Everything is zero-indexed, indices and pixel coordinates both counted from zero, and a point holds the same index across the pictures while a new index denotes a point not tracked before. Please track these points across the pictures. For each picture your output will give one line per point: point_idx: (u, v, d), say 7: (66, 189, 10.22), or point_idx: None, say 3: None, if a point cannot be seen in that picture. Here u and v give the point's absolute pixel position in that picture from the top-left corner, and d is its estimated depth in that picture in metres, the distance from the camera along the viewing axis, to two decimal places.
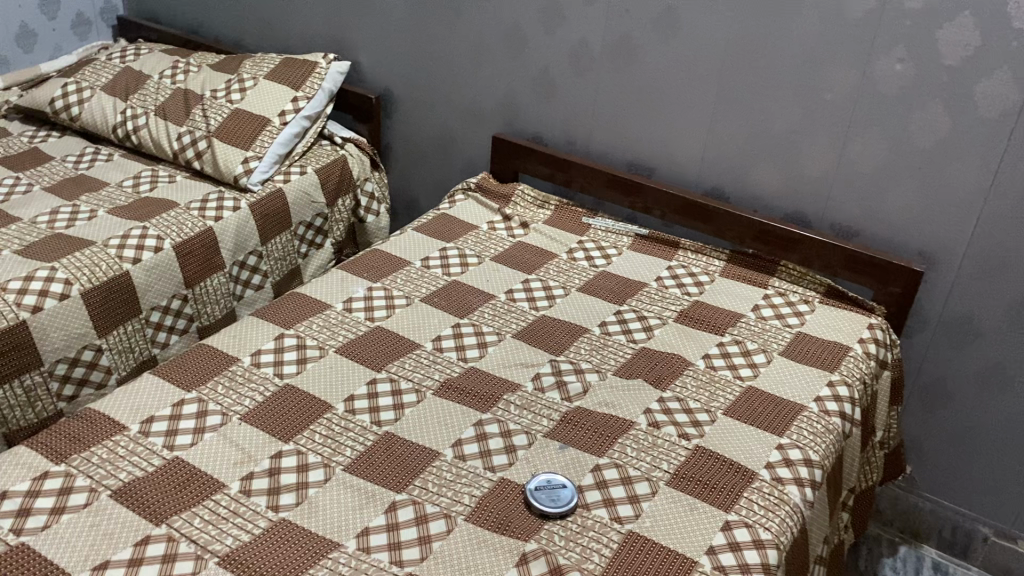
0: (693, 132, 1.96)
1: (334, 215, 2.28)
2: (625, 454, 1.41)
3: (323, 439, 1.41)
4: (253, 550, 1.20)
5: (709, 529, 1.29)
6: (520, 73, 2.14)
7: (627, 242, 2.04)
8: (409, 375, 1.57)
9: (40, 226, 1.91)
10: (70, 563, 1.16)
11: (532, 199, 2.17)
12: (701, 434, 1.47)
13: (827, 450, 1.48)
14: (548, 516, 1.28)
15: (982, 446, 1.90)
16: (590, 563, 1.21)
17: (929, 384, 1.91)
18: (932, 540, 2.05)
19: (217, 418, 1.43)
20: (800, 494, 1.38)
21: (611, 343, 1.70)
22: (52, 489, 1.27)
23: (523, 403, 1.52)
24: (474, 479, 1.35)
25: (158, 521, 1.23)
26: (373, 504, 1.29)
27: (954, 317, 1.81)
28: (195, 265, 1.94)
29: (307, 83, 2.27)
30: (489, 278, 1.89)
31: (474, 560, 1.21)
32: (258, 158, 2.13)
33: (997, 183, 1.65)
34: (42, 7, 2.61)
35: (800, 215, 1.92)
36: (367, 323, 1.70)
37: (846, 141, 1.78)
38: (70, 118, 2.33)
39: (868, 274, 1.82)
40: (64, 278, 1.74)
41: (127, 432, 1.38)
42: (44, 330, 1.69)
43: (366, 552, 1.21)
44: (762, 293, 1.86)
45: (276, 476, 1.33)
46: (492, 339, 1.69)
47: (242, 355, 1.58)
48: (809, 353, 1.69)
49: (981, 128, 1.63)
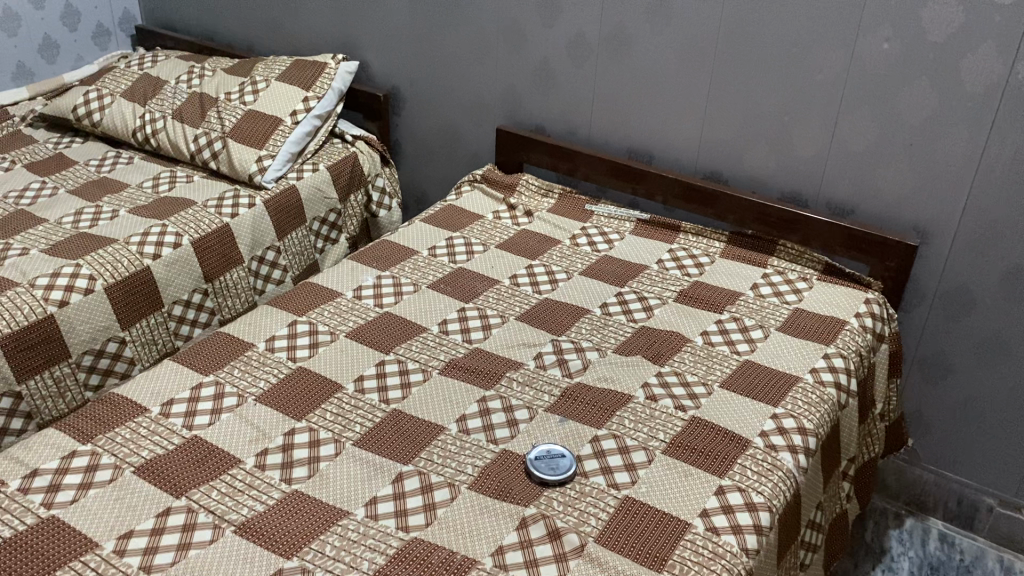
0: (690, 117, 2.01)
1: (347, 210, 2.36)
2: (623, 426, 1.47)
3: (334, 416, 1.48)
4: (268, 520, 1.27)
5: (703, 493, 1.34)
6: (521, 66, 2.20)
7: (629, 227, 2.09)
8: (416, 356, 1.63)
9: (66, 226, 2.00)
10: (97, 533, 1.24)
11: (536, 188, 2.23)
12: (697, 405, 1.52)
13: (821, 419, 1.52)
14: (547, 484, 1.34)
15: (983, 417, 1.93)
16: (587, 525, 1.27)
17: (928, 357, 1.94)
18: (939, 512, 2.08)
19: (233, 400, 1.50)
20: (793, 461, 1.43)
21: (611, 322, 1.75)
22: (80, 467, 1.35)
23: (525, 380, 1.58)
24: (478, 451, 1.41)
25: (179, 493, 1.31)
26: (381, 475, 1.36)
27: (950, 289, 1.85)
28: (213, 260, 2.02)
29: (317, 83, 2.35)
30: (494, 264, 1.95)
31: (477, 524, 1.27)
32: (271, 156, 2.22)
33: (986, 156, 1.69)
34: (63, 19, 2.71)
35: (797, 195, 1.96)
36: (376, 309, 1.77)
37: (837, 121, 1.83)
38: (92, 124, 2.42)
39: (864, 250, 1.86)
40: (88, 274, 1.83)
41: (149, 414, 1.46)
42: (71, 323, 1.78)
43: (374, 519, 1.28)
44: (761, 272, 1.91)
45: (289, 452, 1.40)
46: (496, 321, 1.75)
47: (257, 341, 1.66)
48: (807, 328, 1.73)
49: (968, 103, 1.67)
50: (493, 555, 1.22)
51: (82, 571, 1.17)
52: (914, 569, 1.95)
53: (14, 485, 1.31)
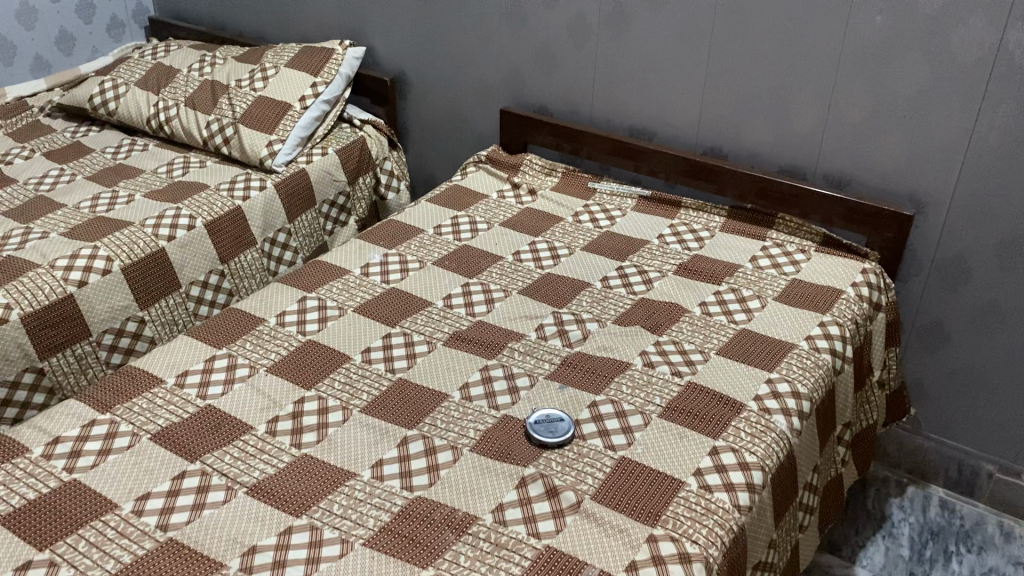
0: (689, 94, 2.04)
1: (356, 193, 2.41)
2: (621, 392, 1.51)
3: (342, 385, 1.54)
4: (278, 481, 1.33)
5: (697, 454, 1.38)
6: (524, 48, 2.24)
7: (630, 204, 2.13)
8: (421, 329, 1.69)
9: (83, 210, 2.07)
10: (117, 495, 1.30)
11: (539, 167, 2.27)
12: (694, 371, 1.56)
13: (815, 383, 1.56)
14: (547, 446, 1.39)
15: (981, 384, 1.96)
16: (584, 484, 1.32)
17: (926, 327, 1.97)
18: (939, 480, 2.11)
19: (245, 370, 1.56)
20: (786, 423, 1.47)
21: (611, 295, 1.79)
22: (99, 434, 1.41)
23: (526, 350, 1.63)
24: (480, 416, 1.46)
25: (193, 458, 1.37)
26: (386, 439, 1.41)
27: (947, 259, 1.87)
28: (227, 242, 2.08)
29: (325, 69, 2.40)
30: (498, 241, 2.00)
31: (477, 483, 1.32)
32: (281, 141, 2.27)
33: (978, 126, 1.72)
34: (78, 12, 2.78)
35: (795, 168, 1.99)
36: (383, 285, 1.83)
37: (833, 94, 1.86)
38: (108, 113, 2.49)
39: (860, 221, 1.89)
40: (106, 256, 1.89)
41: (165, 384, 1.53)
42: (90, 302, 1.84)
43: (379, 480, 1.33)
44: (760, 245, 1.94)
45: (299, 419, 1.45)
46: (499, 295, 1.80)
47: (268, 316, 1.71)
48: (803, 297, 1.77)
49: (960, 73, 1.69)
50: (493, 512, 1.27)
51: (103, 529, 1.24)
52: (914, 535, 1.99)
53: (37, 452, 1.37)
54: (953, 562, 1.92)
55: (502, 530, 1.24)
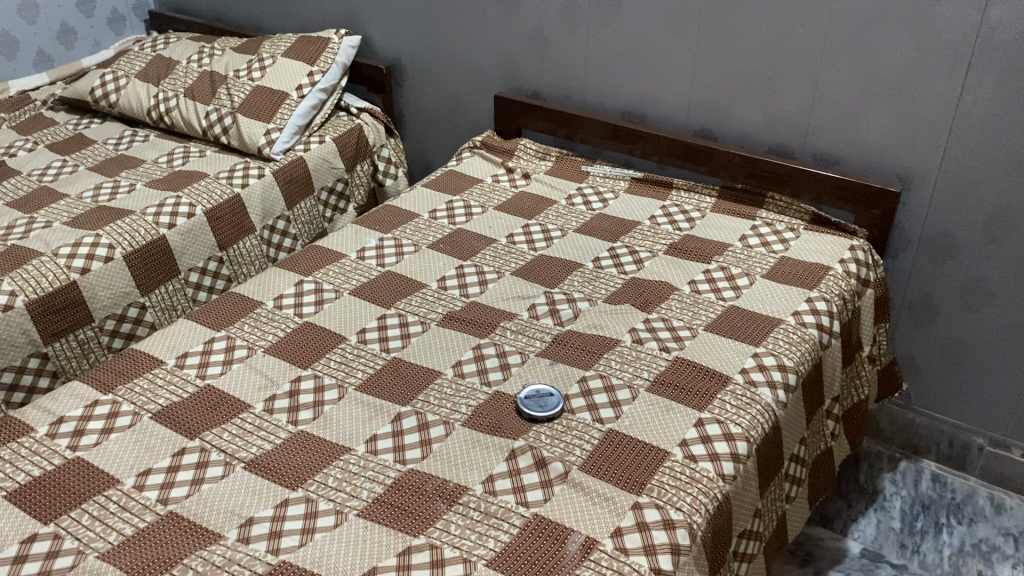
0: (679, 76, 2.07)
1: (354, 180, 2.44)
2: (610, 367, 1.54)
3: (338, 364, 1.57)
4: (275, 457, 1.37)
5: (683, 426, 1.41)
6: (517, 34, 2.27)
7: (623, 186, 2.16)
8: (415, 310, 1.72)
9: (86, 200, 2.11)
10: (119, 471, 1.34)
11: (534, 152, 2.30)
12: (682, 347, 1.59)
13: (802, 357, 1.59)
14: (537, 420, 1.43)
15: (971, 359, 1.99)
16: (572, 455, 1.36)
17: (916, 303, 2.00)
18: (932, 454, 2.13)
19: (243, 351, 1.60)
20: (772, 395, 1.50)
21: (603, 275, 1.83)
22: (101, 414, 1.45)
23: (518, 329, 1.66)
24: (472, 393, 1.50)
25: (192, 435, 1.41)
26: (381, 415, 1.45)
27: (934, 235, 1.90)
28: (226, 229, 2.12)
29: (322, 58, 2.43)
30: (492, 224, 2.03)
31: (468, 456, 1.36)
32: (279, 129, 2.31)
33: (962, 103, 1.74)
34: (79, 6, 2.82)
35: (784, 148, 2.01)
36: (378, 269, 1.86)
37: (820, 74, 1.88)
38: (109, 105, 2.53)
39: (848, 199, 1.92)
40: (108, 244, 1.93)
41: (165, 365, 1.57)
42: (93, 289, 1.89)
43: (373, 453, 1.37)
44: (751, 224, 1.97)
45: (295, 397, 1.49)
46: (492, 276, 1.83)
47: (266, 299, 1.75)
48: (792, 274, 1.79)
49: (944, 50, 1.71)
50: (483, 483, 1.31)
51: (106, 504, 1.28)
52: (906, 508, 2.06)
53: (41, 431, 1.42)
54: (943, 534, 2.00)
55: (492, 499, 1.28)
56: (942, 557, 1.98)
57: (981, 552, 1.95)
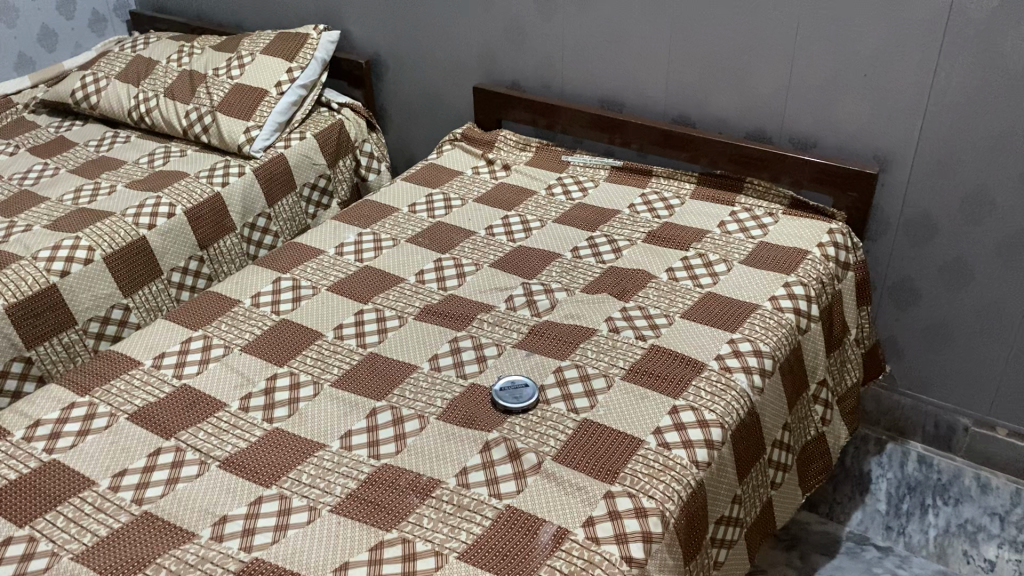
0: (655, 63, 2.06)
1: (337, 175, 2.44)
2: (585, 356, 1.54)
3: (314, 361, 1.58)
4: (250, 455, 1.37)
5: (657, 414, 1.41)
6: (493, 24, 2.26)
7: (603, 175, 2.16)
8: (393, 305, 1.72)
9: (66, 203, 2.11)
10: (95, 473, 1.34)
11: (514, 142, 2.29)
12: (658, 335, 1.59)
13: (778, 342, 1.59)
14: (511, 412, 1.43)
15: (954, 339, 1.98)
16: (546, 446, 1.36)
17: (898, 285, 1.99)
18: (918, 435, 2.13)
19: (219, 351, 1.60)
20: (747, 381, 1.50)
21: (581, 265, 1.82)
22: (78, 416, 1.45)
23: (495, 321, 1.66)
24: (448, 386, 1.50)
25: (168, 435, 1.41)
26: (355, 411, 1.45)
27: (912, 215, 1.89)
28: (207, 228, 2.12)
29: (300, 55, 2.42)
30: (472, 217, 2.03)
31: (443, 448, 1.36)
32: (258, 127, 2.31)
33: (936, 82, 1.73)
34: (59, 8, 2.82)
35: (761, 132, 2.01)
36: (356, 264, 1.86)
37: (795, 56, 1.87)
38: (90, 107, 2.53)
39: (827, 182, 1.91)
40: (88, 246, 1.93)
41: (142, 366, 1.57)
42: (73, 292, 1.89)
43: (348, 449, 1.38)
44: (729, 210, 1.96)
45: (271, 394, 1.50)
46: (470, 269, 1.83)
47: (243, 298, 1.75)
48: (769, 259, 1.79)
49: (916, 30, 1.71)
50: (457, 476, 1.31)
51: (81, 505, 1.29)
52: (892, 490, 2.07)
53: (18, 435, 1.42)
54: (929, 515, 2.01)
55: (465, 492, 1.28)
56: (928, 538, 1.99)
57: (967, 532, 1.96)
